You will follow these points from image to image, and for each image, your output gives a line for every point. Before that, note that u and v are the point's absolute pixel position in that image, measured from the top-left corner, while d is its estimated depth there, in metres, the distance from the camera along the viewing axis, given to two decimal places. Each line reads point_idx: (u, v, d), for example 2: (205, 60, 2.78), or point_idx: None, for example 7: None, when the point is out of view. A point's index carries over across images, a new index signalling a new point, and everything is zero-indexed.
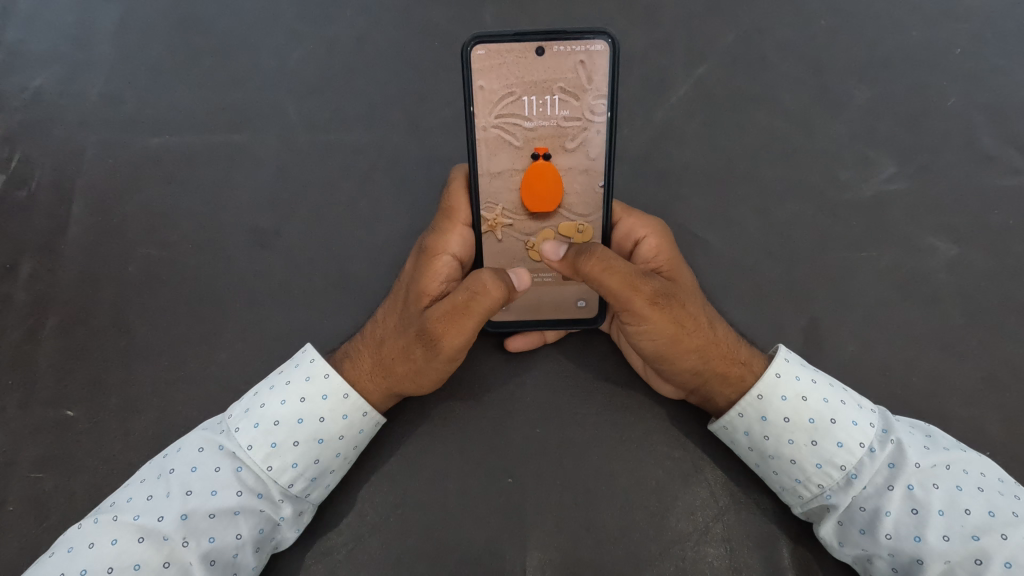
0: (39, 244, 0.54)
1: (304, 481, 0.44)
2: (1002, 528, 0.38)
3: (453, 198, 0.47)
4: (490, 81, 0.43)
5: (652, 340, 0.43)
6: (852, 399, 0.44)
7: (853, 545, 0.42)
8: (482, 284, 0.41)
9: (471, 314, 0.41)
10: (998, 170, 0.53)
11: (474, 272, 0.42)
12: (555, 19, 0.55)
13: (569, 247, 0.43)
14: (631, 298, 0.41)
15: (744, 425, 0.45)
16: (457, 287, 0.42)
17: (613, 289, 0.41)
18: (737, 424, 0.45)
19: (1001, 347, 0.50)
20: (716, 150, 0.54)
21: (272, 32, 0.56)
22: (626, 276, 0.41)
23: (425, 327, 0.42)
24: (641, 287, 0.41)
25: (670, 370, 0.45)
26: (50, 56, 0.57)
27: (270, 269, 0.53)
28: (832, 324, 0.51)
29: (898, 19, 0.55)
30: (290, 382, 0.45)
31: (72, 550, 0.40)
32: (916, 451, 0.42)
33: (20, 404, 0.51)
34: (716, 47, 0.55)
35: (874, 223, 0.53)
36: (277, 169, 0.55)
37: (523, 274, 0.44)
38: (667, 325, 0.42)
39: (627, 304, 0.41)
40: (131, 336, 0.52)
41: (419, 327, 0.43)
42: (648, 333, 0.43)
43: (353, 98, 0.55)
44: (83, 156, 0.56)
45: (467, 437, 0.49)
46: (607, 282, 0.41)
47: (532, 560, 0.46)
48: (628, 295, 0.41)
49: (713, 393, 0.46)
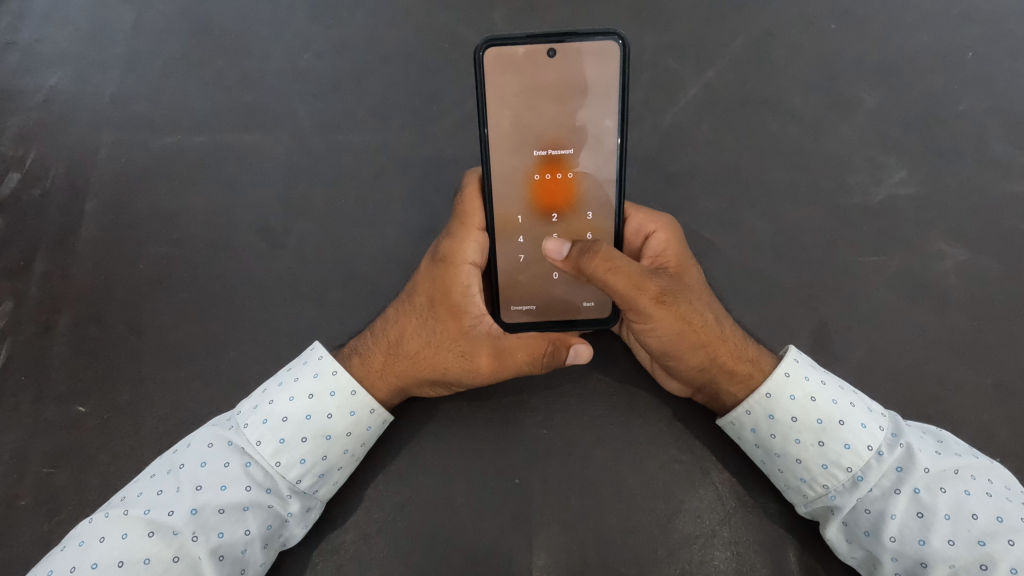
0: (53, 241, 0.55)
1: (311, 476, 0.44)
2: (1009, 534, 0.38)
3: (465, 201, 0.47)
4: (504, 80, 0.43)
5: (658, 337, 0.43)
6: (861, 402, 0.45)
7: (857, 547, 0.42)
8: (537, 353, 0.46)
9: (512, 367, 0.46)
10: (1011, 176, 0.53)
11: (539, 337, 0.46)
12: (566, 20, 0.56)
13: (573, 244, 0.44)
14: (635, 296, 0.42)
15: (752, 422, 0.45)
16: (513, 338, 0.46)
17: (617, 288, 0.42)
18: (745, 421, 0.45)
19: (1011, 354, 0.50)
20: (726, 153, 0.54)
21: (285, 30, 0.57)
22: (631, 275, 0.42)
23: (465, 355, 0.45)
24: (645, 285, 0.42)
25: (677, 366, 0.45)
26: (64, 54, 0.58)
27: (279, 269, 0.53)
28: (840, 327, 0.51)
29: (909, 23, 0.55)
30: (300, 378, 0.45)
31: (84, 543, 0.40)
32: (925, 455, 0.42)
33: (32, 399, 0.51)
34: (727, 48, 0.56)
35: (884, 228, 0.53)
36: (288, 169, 0.55)
37: (583, 353, 0.46)
38: (672, 322, 0.43)
39: (632, 303, 0.42)
40: (142, 333, 0.53)
41: (456, 350, 0.45)
42: (656, 329, 0.43)
43: (366, 97, 0.56)
44: (96, 154, 0.56)
45: (474, 437, 0.49)
46: (611, 282, 0.42)
47: (538, 561, 0.46)
48: (632, 294, 0.42)
49: (720, 390, 0.46)
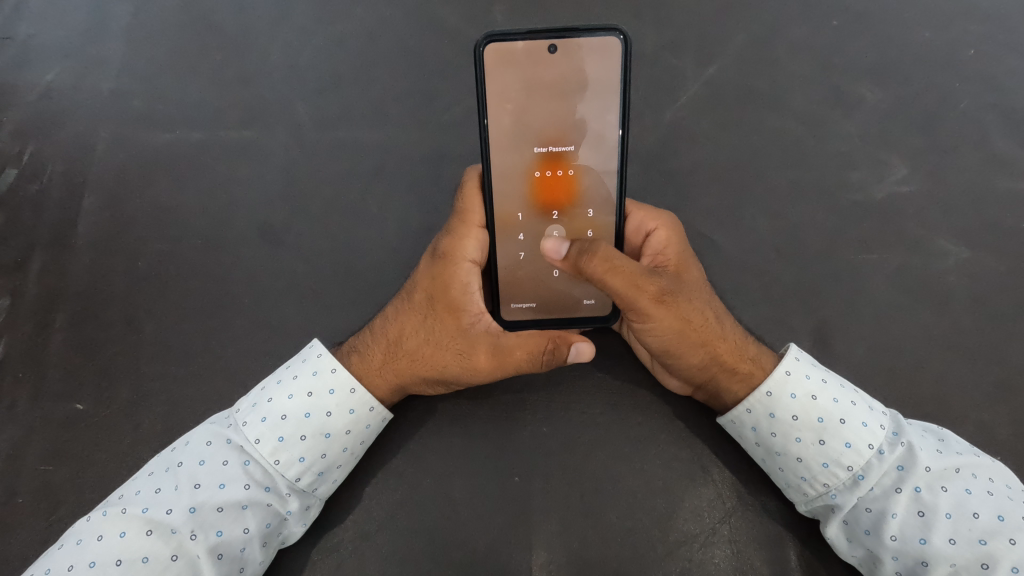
0: (50, 238, 0.55)
1: (310, 475, 0.44)
2: (1010, 533, 0.38)
3: (466, 198, 0.46)
4: (505, 77, 0.43)
5: (657, 336, 0.43)
6: (862, 400, 0.44)
7: (857, 546, 0.42)
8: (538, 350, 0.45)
9: (513, 366, 0.46)
10: (1013, 173, 0.53)
11: (536, 334, 0.46)
12: (566, 16, 0.56)
13: (572, 244, 0.43)
14: (633, 297, 0.42)
15: (752, 421, 0.45)
16: (512, 336, 0.46)
17: (616, 288, 0.42)
18: (745, 419, 0.45)
19: (1012, 352, 0.50)
20: (728, 150, 0.54)
21: (284, 26, 0.57)
22: (630, 273, 0.42)
23: (465, 354, 0.45)
24: (644, 285, 0.42)
25: (676, 365, 0.45)
26: (61, 49, 0.58)
27: (278, 266, 0.53)
28: (841, 325, 0.51)
29: (911, 21, 0.55)
30: (299, 376, 0.45)
31: (82, 542, 0.40)
32: (926, 454, 0.42)
33: (29, 397, 0.51)
34: (729, 45, 0.55)
35: (885, 225, 0.52)
36: (287, 166, 0.55)
37: (585, 350, 0.45)
38: (672, 322, 0.43)
39: (630, 302, 0.42)
40: (140, 330, 0.53)
41: (456, 348, 0.45)
42: (656, 329, 0.43)
43: (365, 93, 0.56)
44: (94, 150, 0.56)
45: (474, 435, 0.49)
46: (610, 280, 0.41)
47: (538, 559, 0.46)
48: (631, 292, 0.42)
49: (720, 389, 0.46)
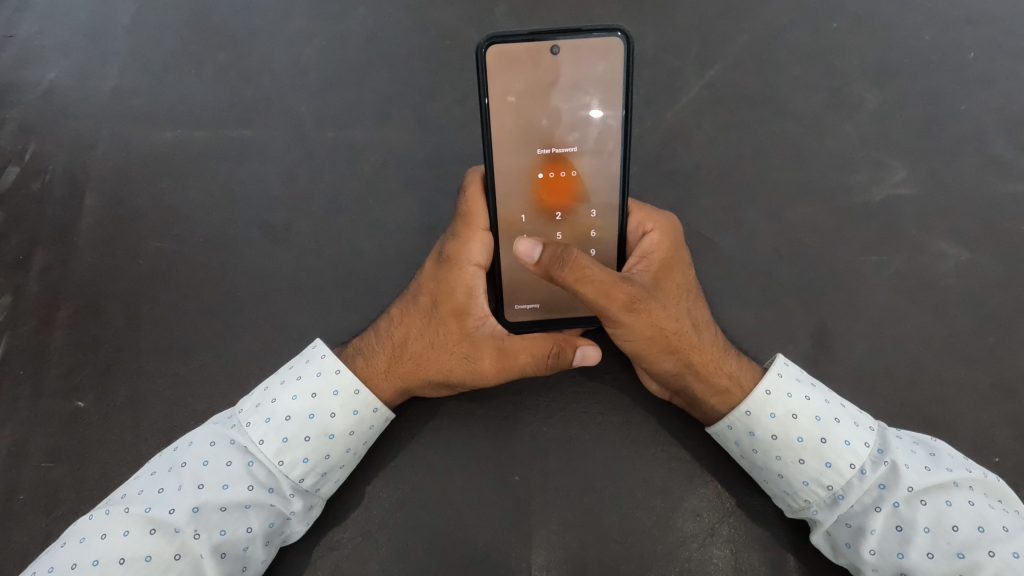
0: (51, 236, 0.55)
1: (314, 475, 0.44)
2: (989, 544, 0.39)
3: (470, 202, 0.46)
4: (508, 79, 0.43)
5: (632, 341, 0.44)
6: (848, 416, 0.44)
7: (839, 555, 0.43)
8: (546, 351, 0.45)
9: (513, 368, 0.46)
10: (1012, 176, 0.53)
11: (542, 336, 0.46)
12: (568, 17, 0.56)
13: (544, 247, 0.42)
14: (606, 305, 0.42)
15: (733, 437, 0.45)
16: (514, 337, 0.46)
17: (589, 298, 0.42)
18: (727, 435, 0.46)
19: (1008, 354, 0.50)
20: (728, 152, 0.54)
21: (286, 25, 0.57)
22: (602, 284, 0.41)
23: (472, 355, 0.45)
24: (616, 295, 0.42)
25: (660, 372, 0.45)
26: (63, 46, 0.58)
27: (280, 265, 0.53)
28: (840, 327, 0.51)
29: (911, 24, 0.55)
30: (302, 377, 0.45)
31: (84, 541, 0.40)
32: (911, 472, 0.42)
33: (30, 395, 0.51)
34: (729, 46, 0.55)
35: (885, 227, 0.53)
36: (288, 165, 0.55)
37: (589, 354, 0.46)
38: (647, 328, 0.43)
39: (605, 311, 0.42)
40: (141, 329, 0.53)
41: (463, 350, 0.45)
42: (631, 334, 0.43)
43: (367, 93, 0.56)
44: (95, 148, 0.56)
45: (474, 436, 0.49)
46: (582, 292, 0.41)
47: (537, 558, 0.47)
48: (604, 302, 0.42)
49: (700, 399, 0.46)
